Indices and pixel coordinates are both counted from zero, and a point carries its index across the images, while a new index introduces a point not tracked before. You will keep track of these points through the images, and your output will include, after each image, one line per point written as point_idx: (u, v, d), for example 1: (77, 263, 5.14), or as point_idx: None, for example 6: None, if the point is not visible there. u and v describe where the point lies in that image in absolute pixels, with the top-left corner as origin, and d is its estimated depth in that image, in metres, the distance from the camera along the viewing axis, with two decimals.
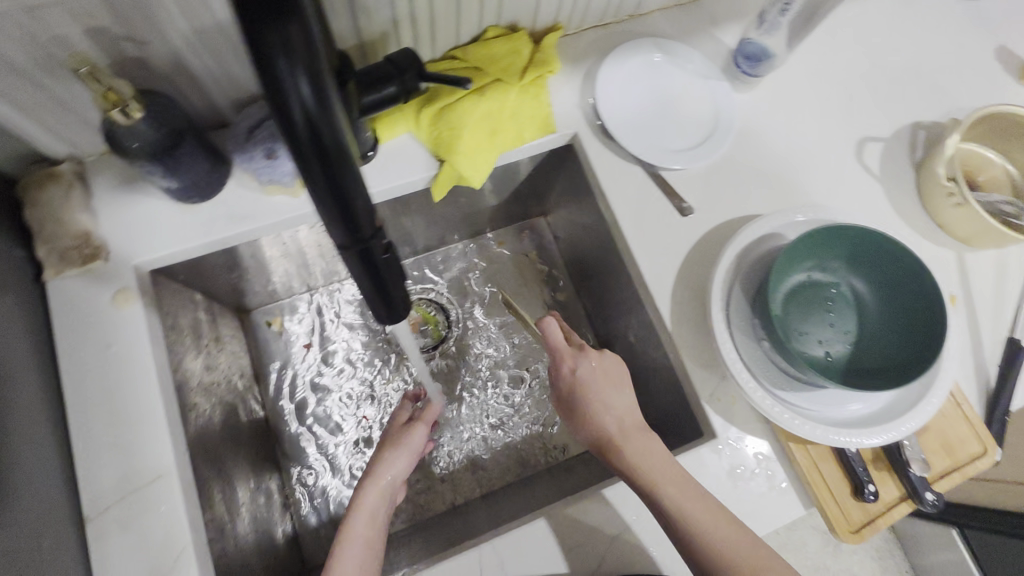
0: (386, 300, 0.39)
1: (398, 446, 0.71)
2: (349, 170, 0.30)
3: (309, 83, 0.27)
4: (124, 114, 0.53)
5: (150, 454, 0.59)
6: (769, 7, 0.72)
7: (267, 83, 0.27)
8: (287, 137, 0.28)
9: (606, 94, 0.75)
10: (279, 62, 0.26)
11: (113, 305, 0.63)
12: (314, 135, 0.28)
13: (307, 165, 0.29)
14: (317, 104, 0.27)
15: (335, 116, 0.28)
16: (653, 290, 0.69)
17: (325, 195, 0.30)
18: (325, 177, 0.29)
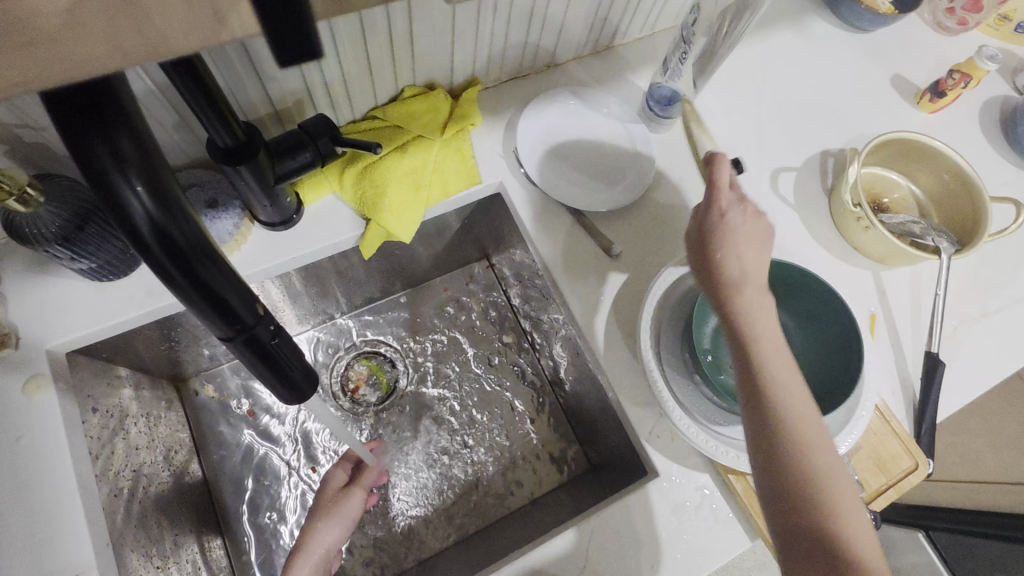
0: (285, 381, 0.38)
1: (331, 514, 0.69)
2: (210, 262, 0.30)
3: (146, 189, 0.28)
4: (23, 202, 0.52)
5: (65, 552, 0.55)
6: (670, 56, 0.77)
7: (104, 197, 0.28)
8: (136, 243, 0.29)
9: (528, 144, 0.77)
10: (113, 174, 0.28)
11: (23, 395, 0.60)
12: (159, 235, 0.29)
13: (161, 265, 0.29)
14: (157, 207, 0.28)
15: (182, 214, 0.29)
16: (587, 331, 0.70)
17: (189, 291, 0.30)
18: (181, 273, 0.30)
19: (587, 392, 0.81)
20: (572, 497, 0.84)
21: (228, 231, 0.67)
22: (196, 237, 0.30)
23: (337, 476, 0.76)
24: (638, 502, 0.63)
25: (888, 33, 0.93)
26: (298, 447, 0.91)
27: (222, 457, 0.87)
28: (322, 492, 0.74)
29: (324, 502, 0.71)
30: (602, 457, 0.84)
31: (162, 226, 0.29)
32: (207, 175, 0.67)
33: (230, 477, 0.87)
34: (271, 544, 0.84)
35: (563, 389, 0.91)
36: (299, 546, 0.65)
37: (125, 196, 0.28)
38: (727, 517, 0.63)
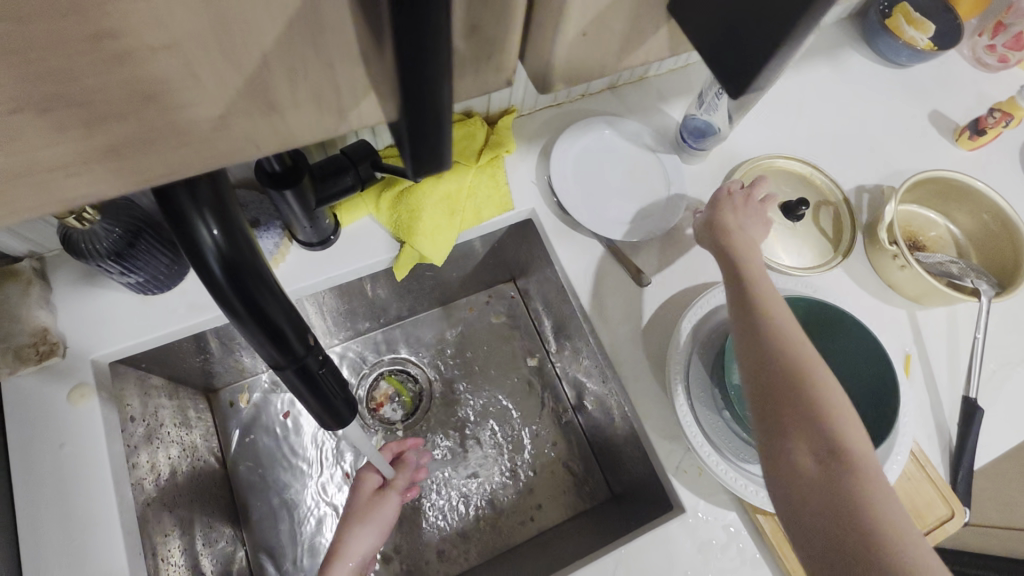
0: (329, 410, 0.39)
1: (367, 521, 0.70)
2: (270, 294, 0.32)
3: (216, 225, 0.30)
4: (79, 220, 0.54)
5: (100, 561, 0.57)
6: (706, 90, 0.76)
7: (178, 232, 0.29)
8: (203, 275, 0.30)
9: (560, 169, 0.78)
10: (189, 213, 0.29)
11: (68, 403, 0.62)
12: (227, 270, 0.30)
13: (226, 299, 0.30)
14: (226, 242, 0.30)
15: (248, 252, 0.31)
16: (615, 360, 0.70)
17: (249, 323, 0.31)
18: (242, 305, 0.31)
19: (612, 420, 0.81)
20: (593, 526, 0.83)
21: (267, 249, 0.68)
22: (259, 271, 0.31)
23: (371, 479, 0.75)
24: (666, 537, 0.62)
25: (927, 69, 0.93)
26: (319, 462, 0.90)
27: (247, 469, 0.88)
28: (355, 495, 0.74)
29: (359, 508, 0.72)
30: (625, 485, 0.83)
31: (230, 260, 0.30)
32: (250, 195, 0.69)
33: (255, 488, 0.88)
34: (292, 557, 0.85)
35: (587, 414, 0.91)
36: (332, 554, 0.67)
37: (197, 231, 0.29)
38: (754, 558, 0.62)
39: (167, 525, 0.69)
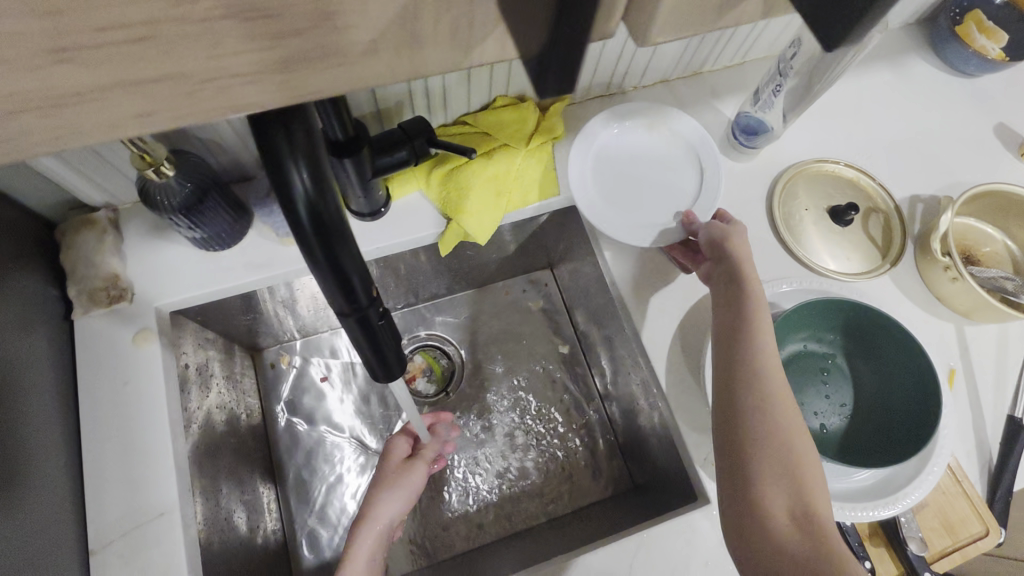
0: (381, 360, 0.41)
1: (394, 486, 0.71)
2: (345, 243, 0.34)
3: (308, 174, 0.32)
4: (157, 174, 0.58)
5: (154, 492, 0.61)
6: (763, 87, 0.76)
7: (273, 176, 0.32)
8: (290, 219, 0.32)
9: (580, 165, 0.77)
10: (285, 157, 0.31)
11: (132, 345, 0.67)
12: (313, 217, 0.32)
13: (308, 244, 0.33)
14: (315, 191, 0.32)
15: (332, 201, 0.33)
16: (650, 350, 0.71)
17: (325, 268, 0.34)
18: (321, 251, 0.33)
19: (639, 409, 0.82)
20: (612, 512, 0.84)
21: None
22: (339, 221, 0.33)
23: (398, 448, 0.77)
24: (689, 525, 0.64)
25: (997, 80, 0.89)
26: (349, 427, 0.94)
27: (285, 427, 0.93)
28: (385, 464, 0.76)
29: (389, 474, 0.74)
30: (649, 476, 0.84)
31: (316, 208, 0.32)
32: None
33: (291, 446, 0.92)
34: (322, 514, 0.88)
35: (614, 403, 0.92)
36: (361, 519, 0.68)
37: (291, 177, 0.32)
38: None
39: (214, 465, 0.74)
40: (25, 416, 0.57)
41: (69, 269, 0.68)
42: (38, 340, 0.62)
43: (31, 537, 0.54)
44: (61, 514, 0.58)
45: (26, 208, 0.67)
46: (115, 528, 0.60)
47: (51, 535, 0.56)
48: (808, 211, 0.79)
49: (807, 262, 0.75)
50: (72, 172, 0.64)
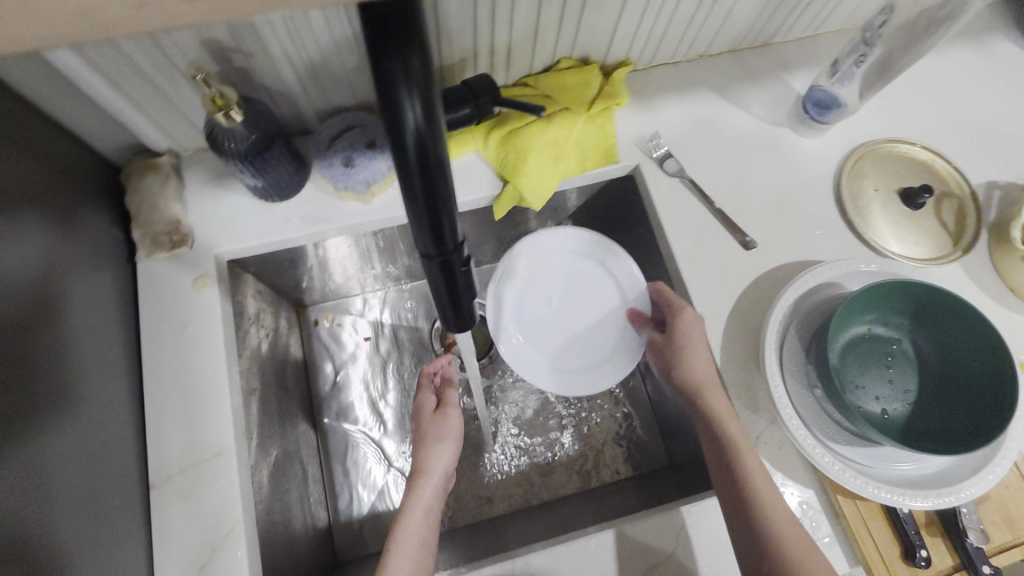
0: (455, 307, 0.41)
1: (441, 438, 0.72)
2: (444, 185, 0.33)
3: (420, 107, 0.30)
4: (226, 119, 0.57)
5: (213, 432, 0.64)
6: (843, 58, 0.73)
7: (384, 104, 0.30)
8: (396, 151, 0.32)
9: (513, 288, 0.83)
10: (400, 85, 0.30)
11: (193, 290, 0.69)
12: (420, 154, 0.31)
13: (410, 180, 0.32)
14: (425, 127, 0.31)
15: (439, 138, 0.32)
16: (704, 325, 0.69)
17: (421, 207, 0.33)
18: (422, 190, 0.33)
19: None
20: (648, 488, 0.83)
21: (381, 172, 0.70)
22: (441, 160, 0.33)
23: (427, 402, 0.77)
24: None
25: None
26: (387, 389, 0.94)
27: (327, 385, 0.94)
28: (417, 417, 0.76)
29: (428, 428, 0.73)
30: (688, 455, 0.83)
31: (423, 145, 0.31)
32: (369, 119, 0.72)
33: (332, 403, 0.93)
34: (361, 470, 0.90)
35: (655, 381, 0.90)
36: (417, 474, 0.69)
37: (403, 109, 0.30)
38: (826, 539, 0.62)
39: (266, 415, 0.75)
40: (92, 350, 0.61)
41: (133, 212, 0.70)
42: (104, 280, 0.66)
43: (97, 464, 0.57)
44: (125, 445, 0.61)
45: (94, 151, 0.69)
46: (175, 465, 0.63)
47: (116, 465, 0.59)
48: (876, 192, 0.76)
49: (873, 245, 0.73)
50: (139, 114, 0.66)
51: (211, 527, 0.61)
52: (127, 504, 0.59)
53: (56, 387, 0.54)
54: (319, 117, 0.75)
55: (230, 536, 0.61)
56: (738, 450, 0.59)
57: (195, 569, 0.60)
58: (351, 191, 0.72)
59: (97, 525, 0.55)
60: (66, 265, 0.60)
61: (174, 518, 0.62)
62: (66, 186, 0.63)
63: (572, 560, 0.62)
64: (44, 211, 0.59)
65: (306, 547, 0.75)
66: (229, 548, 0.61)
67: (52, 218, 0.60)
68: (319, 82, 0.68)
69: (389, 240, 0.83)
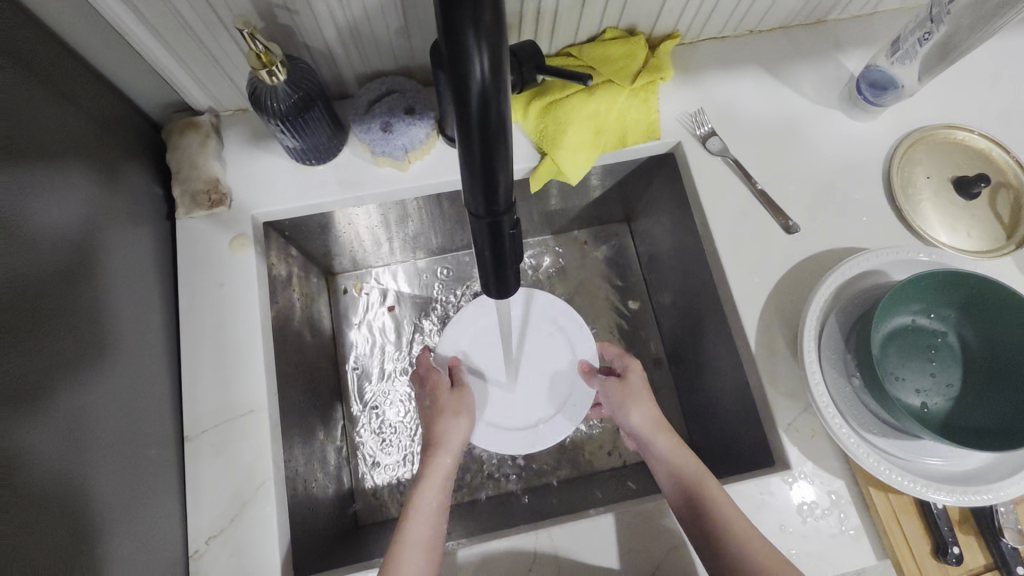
0: (499, 274, 0.41)
1: (459, 413, 0.71)
2: (502, 143, 0.33)
3: (488, 60, 0.31)
4: (269, 76, 0.58)
5: (246, 390, 0.66)
6: (907, 35, 0.68)
7: (452, 55, 0.31)
8: (459, 104, 0.32)
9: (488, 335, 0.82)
10: (469, 34, 0.30)
11: (230, 250, 0.70)
12: (482, 107, 0.31)
13: (469, 134, 0.32)
14: (491, 81, 0.31)
15: (503, 93, 0.32)
16: (739, 308, 0.68)
17: (477, 163, 0.33)
18: (480, 145, 0.33)
19: (712, 372, 0.79)
20: None
21: (419, 139, 0.69)
22: (502, 117, 0.32)
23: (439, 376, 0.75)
24: (763, 487, 0.62)
25: None
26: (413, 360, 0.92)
27: (353, 355, 0.92)
28: (430, 395, 0.73)
29: (445, 405, 0.72)
30: (713, 441, 0.81)
31: (487, 100, 0.31)
32: (409, 84, 0.71)
33: (356, 373, 0.91)
34: (382, 441, 0.88)
35: (682, 366, 0.89)
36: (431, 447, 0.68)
37: (470, 60, 0.30)
38: (854, 530, 0.61)
39: (300, 377, 0.76)
40: (131, 302, 0.62)
41: (174, 169, 0.71)
42: (143, 234, 0.67)
43: (135, 411, 0.58)
44: (161, 396, 0.63)
45: (137, 108, 0.70)
46: (208, 419, 0.65)
47: (152, 415, 0.61)
48: (928, 179, 0.73)
49: (921, 234, 0.70)
50: (182, 70, 0.67)
51: (242, 481, 0.63)
52: (162, 455, 0.61)
53: (98, 335, 0.56)
54: (358, 81, 0.74)
55: (259, 491, 0.62)
56: (697, 473, 0.62)
57: (226, 520, 0.62)
58: (388, 157, 0.71)
59: (134, 470, 0.57)
60: (108, 216, 0.62)
61: (206, 471, 0.63)
62: (109, 139, 0.64)
63: (594, 535, 0.62)
64: (90, 162, 0.60)
65: (331, 510, 0.76)
66: (258, 502, 0.62)
67: (97, 170, 0.61)
68: (361, 44, 0.67)
69: (421, 210, 0.82)
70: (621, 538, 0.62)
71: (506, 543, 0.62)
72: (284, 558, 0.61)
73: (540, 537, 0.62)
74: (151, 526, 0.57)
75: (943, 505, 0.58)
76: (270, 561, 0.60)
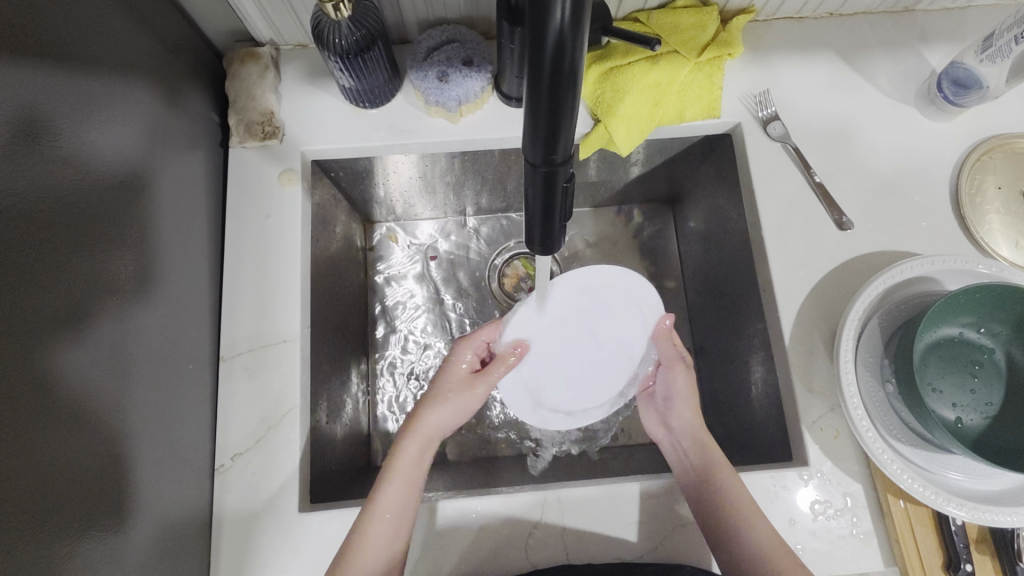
0: (545, 226, 0.41)
1: (451, 394, 0.67)
2: (571, 94, 0.33)
3: (570, 7, 0.29)
4: (334, 10, 0.57)
5: (282, 321, 0.68)
6: (1001, 32, 0.64)
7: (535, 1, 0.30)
8: (534, 50, 0.31)
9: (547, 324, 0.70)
10: None
11: (278, 183, 0.71)
12: (556, 55, 0.31)
13: (540, 80, 0.32)
14: (570, 28, 0.30)
15: (578, 42, 0.31)
16: (778, 300, 0.67)
17: (543, 110, 0.33)
18: (547, 93, 0.32)
19: (740, 363, 0.77)
20: None
21: (474, 92, 0.68)
22: (575, 65, 0.32)
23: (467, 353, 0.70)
24: (777, 479, 0.62)
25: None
26: (437, 313, 0.93)
27: (382, 303, 0.93)
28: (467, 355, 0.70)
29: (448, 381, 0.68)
30: (730, 432, 0.80)
31: (562, 47, 0.31)
32: (470, 35, 0.70)
33: (384, 322, 0.92)
34: (401, 389, 0.89)
35: (708, 354, 0.88)
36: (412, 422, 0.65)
37: (553, 5, 0.29)
38: (865, 534, 0.60)
39: (332, 316, 0.78)
40: (184, 223, 0.65)
41: (232, 97, 0.72)
42: (198, 158, 0.69)
43: (175, 327, 0.61)
44: (202, 317, 0.66)
45: (201, 33, 0.72)
46: (244, 344, 0.67)
47: (193, 334, 0.64)
48: (998, 190, 0.69)
49: (982, 245, 0.67)
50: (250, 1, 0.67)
51: (270, 406, 0.65)
52: (198, 372, 0.64)
53: (143, 255, 0.57)
54: (419, 27, 0.74)
55: (285, 418, 0.65)
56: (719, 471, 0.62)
57: (252, 440, 0.65)
58: (440, 108, 0.71)
59: (171, 381, 0.59)
60: (166, 136, 0.63)
61: (236, 393, 0.66)
62: (173, 61, 0.66)
63: (602, 503, 0.63)
64: (152, 82, 0.62)
65: (350, 447, 0.79)
66: (284, 427, 0.65)
67: (159, 91, 0.63)
68: None
69: (464, 166, 0.82)
70: (629, 509, 0.63)
71: (515, 501, 0.63)
72: (303, 484, 0.64)
73: (546, 498, 0.63)
74: (183, 437, 0.60)
75: (961, 521, 0.56)
76: (288, 486, 0.63)
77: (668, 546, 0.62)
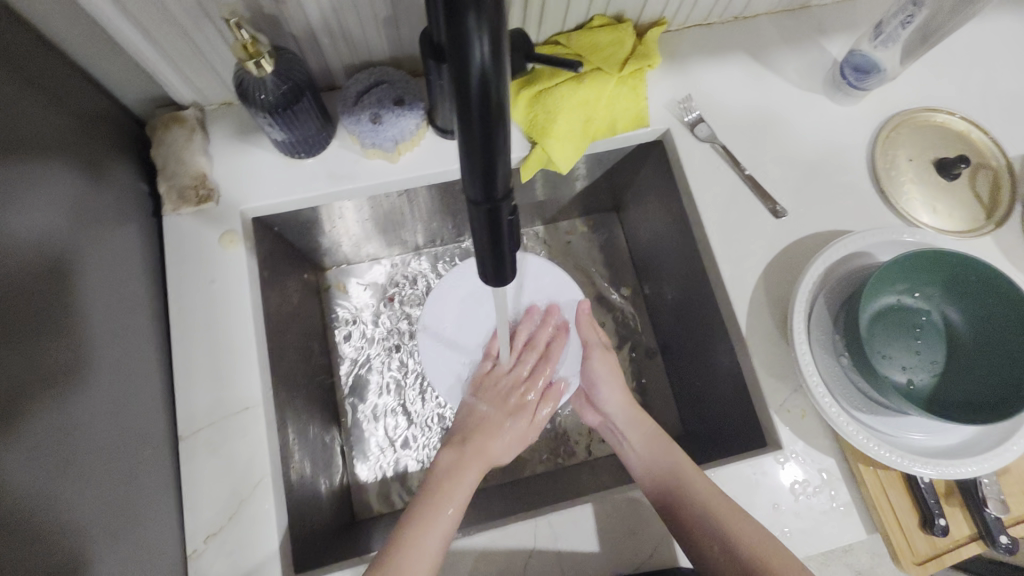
0: (496, 260, 0.41)
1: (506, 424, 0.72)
2: (501, 130, 0.33)
3: (488, 46, 0.30)
4: (257, 67, 0.57)
5: (242, 387, 0.65)
6: (889, 19, 0.70)
7: (454, 41, 0.31)
8: (460, 90, 0.32)
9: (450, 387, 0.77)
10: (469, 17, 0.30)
11: (220, 246, 0.69)
12: (481, 94, 0.32)
13: (469, 120, 0.32)
14: (491, 65, 0.31)
15: (502, 77, 0.32)
16: (729, 293, 0.69)
17: (476, 146, 0.33)
18: (479, 131, 0.33)
19: (704, 357, 0.79)
20: None
21: (409, 130, 0.69)
22: (501, 102, 0.33)
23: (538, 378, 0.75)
24: (755, 468, 0.64)
25: None
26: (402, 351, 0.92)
27: (345, 351, 0.91)
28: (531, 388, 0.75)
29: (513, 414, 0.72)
30: (705, 425, 0.82)
31: (486, 84, 0.31)
32: (397, 75, 0.70)
33: (348, 370, 0.91)
34: (377, 435, 0.88)
35: (673, 352, 0.90)
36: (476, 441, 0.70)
37: (471, 45, 0.30)
38: (845, 507, 0.63)
39: (294, 372, 0.76)
40: (124, 302, 0.62)
41: (160, 164, 0.70)
42: (130, 233, 0.66)
43: (126, 412, 0.58)
44: (155, 395, 0.63)
45: (120, 103, 0.70)
46: (203, 418, 0.64)
47: (146, 417, 0.61)
48: (909, 162, 0.74)
49: (904, 215, 0.71)
50: (168, 65, 0.66)
51: (239, 478, 0.63)
52: (157, 454, 0.61)
53: (80, 343, 0.54)
54: (344, 72, 0.74)
55: (257, 488, 0.62)
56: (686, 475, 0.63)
57: (223, 518, 0.62)
58: (377, 149, 0.71)
59: (128, 470, 0.56)
60: (94, 214, 0.61)
61: (200, 469, 0.63)
62: (92, 136, 0.63)
63: (589, 521, 0.63)
64: (73, 161, 0.59)
65: (329, 505, 0.76)
66: (256, 498, 0.62)
67: (80, 168, 0.60)
68: (348, 35, 0.67)
69: (409, 202, 0.82)
70: (620, 523, 0.63)
71: (507, 533, 0.62)
72: (285, 553, 0.62)
73: (537, 525, 0.62)
74: (149, 529, 0.57)
75: (928, 479, 0.59)
76: (268, 559, 0.60)
77: (664, 551, 0.62)
